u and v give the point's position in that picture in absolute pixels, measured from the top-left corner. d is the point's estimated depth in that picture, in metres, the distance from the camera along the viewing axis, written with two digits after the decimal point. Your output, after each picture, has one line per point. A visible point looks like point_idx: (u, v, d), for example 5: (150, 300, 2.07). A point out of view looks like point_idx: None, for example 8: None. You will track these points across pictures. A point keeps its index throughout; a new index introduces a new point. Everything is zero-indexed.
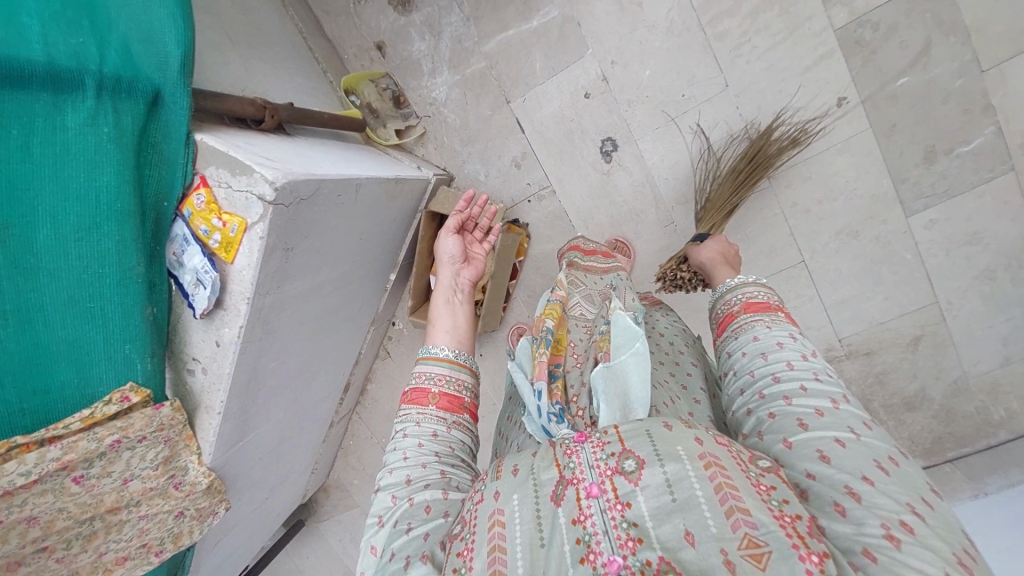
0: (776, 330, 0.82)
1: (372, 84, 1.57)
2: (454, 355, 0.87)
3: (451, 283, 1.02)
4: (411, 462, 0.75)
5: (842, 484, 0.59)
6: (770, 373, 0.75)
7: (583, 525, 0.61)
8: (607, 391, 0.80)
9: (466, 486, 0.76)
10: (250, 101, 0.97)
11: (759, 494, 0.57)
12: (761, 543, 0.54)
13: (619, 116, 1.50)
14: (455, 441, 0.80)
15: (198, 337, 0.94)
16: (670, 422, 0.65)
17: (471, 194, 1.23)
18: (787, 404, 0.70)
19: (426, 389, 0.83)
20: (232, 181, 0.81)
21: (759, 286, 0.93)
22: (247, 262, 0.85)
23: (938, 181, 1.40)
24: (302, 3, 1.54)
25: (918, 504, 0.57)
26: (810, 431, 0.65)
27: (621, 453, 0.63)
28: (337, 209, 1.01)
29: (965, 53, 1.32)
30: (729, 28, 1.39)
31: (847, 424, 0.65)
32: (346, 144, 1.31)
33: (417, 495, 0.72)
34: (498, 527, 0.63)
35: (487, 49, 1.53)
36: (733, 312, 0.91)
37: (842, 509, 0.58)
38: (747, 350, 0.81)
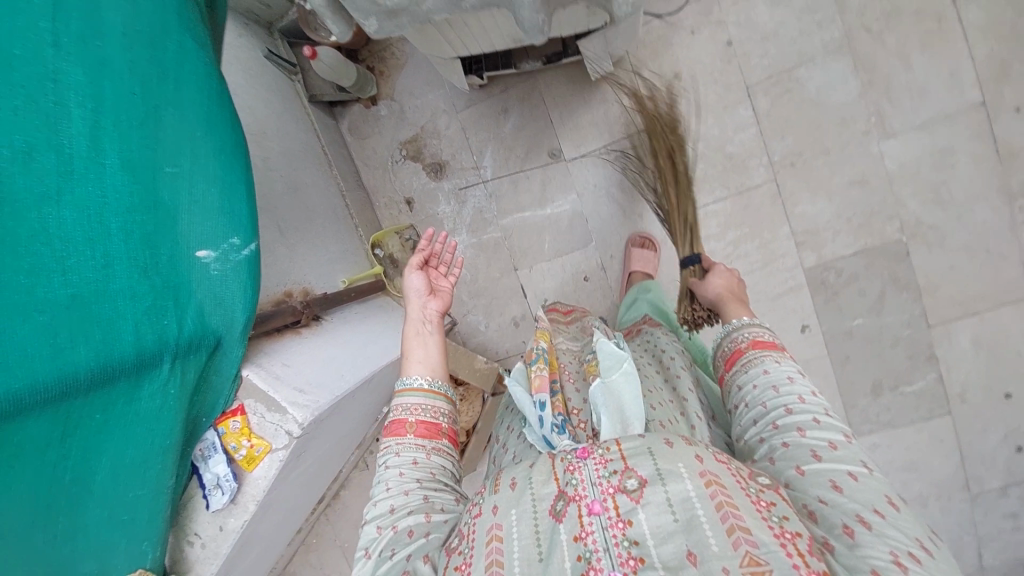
0: (785, 366, 0.85)
1: (397, 235, 1.70)
2: (430, 383, 0.90)
3: (420, 311, 1.02)
4: (394, 491, 0.79)
5: (855, 513, 0.64)
6: (783, 405, 0.79)
7: (584, 542, 0.62)
8: (606, 405, 0.82)
9: (449, 507, 0.80)
10: (290, 310, 1.13)
11: (761, 512, 0.62)
12: (761, 561, 0.56)
13: (612, 302, 1.66)
14: (436, 467, 0.84)
15: (204, 518, 1.03)
16: (670, 439, 0.69)
17: (429, 231, 1.06)
18: (801, 435, 0.74)
19: (403, 419, 0.87)
20: (266, 413, 0.95)
21: (766, 327, 0.94)
22: (264, 474, 0.97)
23: (883, 411, 1.56)
24: (345, 157, 1.72)
25: (923, 541, 0.63)
26: (823, 462, 0.70)
27: (624, 471, 0.66)
28: (351, 407, 1.14)
29: (915, 307, 1.51)
30: (715, 249, 1.58)
31: (859, 459, 0.71)
32: (368, 311, 1.45)
33: (401, 522, 0.76)
34: (495, 542, 0.66)
35: (504, 223, 1.71)
36: (742, 348, 0.92)
37: (851, 532, 0.63)
38: (758, 382, 0.84)
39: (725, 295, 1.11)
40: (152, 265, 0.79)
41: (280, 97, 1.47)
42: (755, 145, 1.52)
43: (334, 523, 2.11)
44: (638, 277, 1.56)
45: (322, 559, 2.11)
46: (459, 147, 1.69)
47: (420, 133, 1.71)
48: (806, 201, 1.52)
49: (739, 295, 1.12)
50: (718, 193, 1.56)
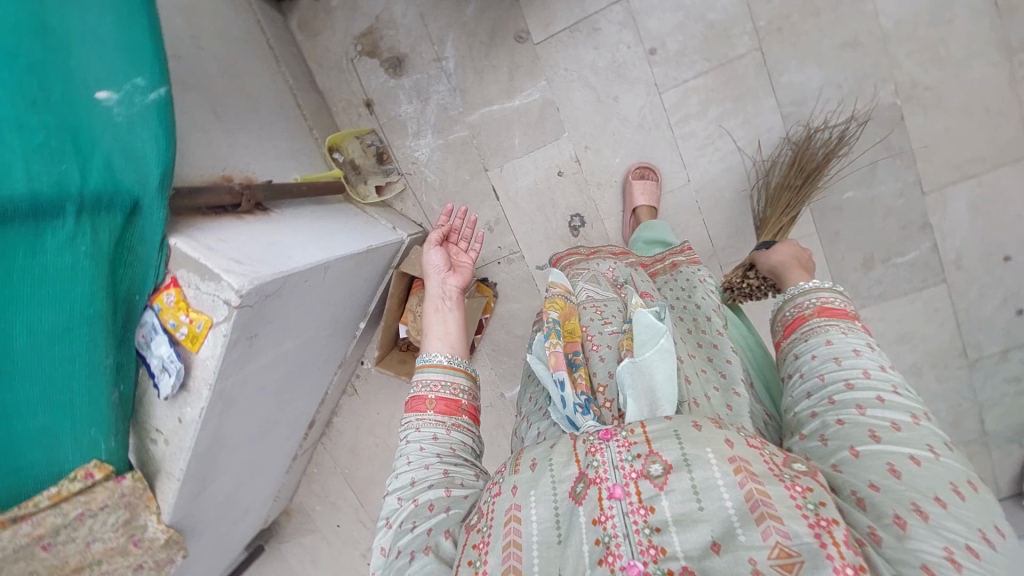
0: (851, 336, 0.83)
1: (357, 140, 1.62)
2: (449, 360, 0.99)
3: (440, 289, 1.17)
4: (414, 465, 0.88)
5: (910, 501, 0.62)
6: (843, 380, 0.77)
7: (603, 526, 0.65)
8: (632, 387, 0.84)
9: (468, 482, 0.88)
10: (227, 189, 1.04)
11: (794, 500, 0.61)
12: (792, 553, 0.57)
13: (588, 196, 1.62)
14: (456, 442, 0.92)
15: (162, 411, 0.99)
16: (700, 423, 0.69)
17: (446, 214, 1.27)
18: (860, 413, 0.72)
19: (423, 397, 0.96)
20: (201, 284, 0.88)
21: (836, 292, 0.91)
22: (211, 353, 0.92)
23: (874, 287, 1.55)
24: (294, 53, 1.57)
25: (990, 532, 0.60)
26: (881, 444, 0.68)
27: (649, 456, 0.67)
28: (304, 292, 1.09)
29: (908, 176, 1.47)
30: (694, 130, 1.52)
31: (927, 442, 0.67)
32: (327, 211, 1.37)
33: (422, 495, 0.84)
34: (514, 523, 0.70)
35: (471, 119, 1.60)
36: (805, 314, 0.91)
37: (902, 522, 0.61)
38: (818, 353, 0.83)
39: (793, 265, 1.12)
40: (40, 98, 0.73)
41: None
42: (737, 11, 1.44)
43: (333, 451, 2.03)
44: (644, 211, 1.53)
45: (325, 488, 2.06)
46: (418, 38, 1.56)
47: (375, 24, 1.57)
48: (792, 69, 1.45)
49: (808, 270, 1.12)
50: (698, 68, 1.48)
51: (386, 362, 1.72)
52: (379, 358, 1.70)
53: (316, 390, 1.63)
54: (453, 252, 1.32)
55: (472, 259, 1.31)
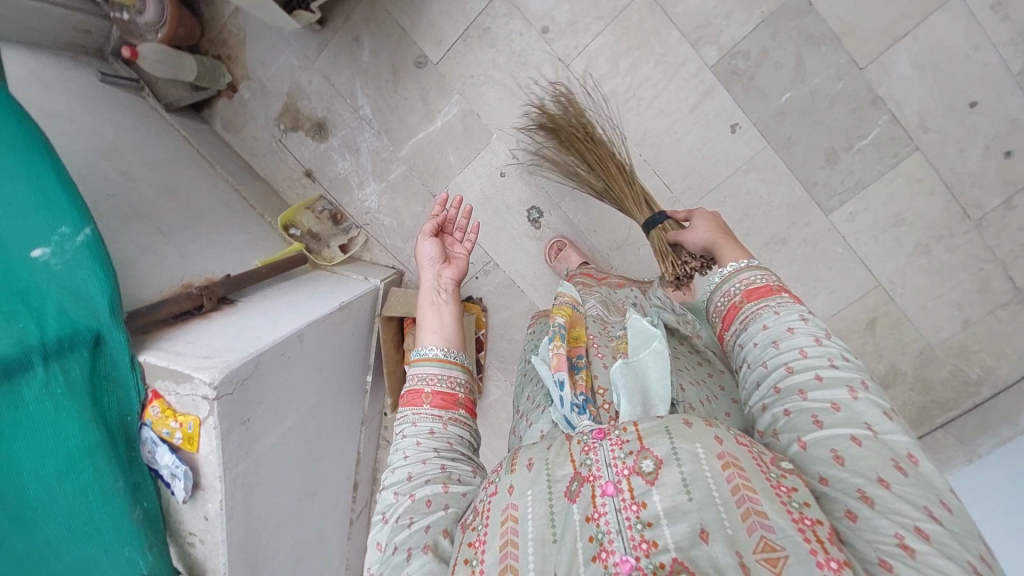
0: (783, 316, 0.84)
1: (309, 211, 1.66)
2: (444, 353, 0.95)
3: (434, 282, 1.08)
4: (412, 460, 0.85)
5: (856, 489, 0.63)
6: (782, 364, 0.78)
7: (596, 522, 0.66)
8: (626, 386, 0.86)
9: (466, 478, 0.86)
10: (186, 294, 1.09)
11: (779, 497, 0.62)
12: (777, 548, 0.58)
13: (537, 186, 1.63)
14: (454, 436, 0.89)
15: (189, 514, 1.04)
16: (689, 421, 0.70)
17: (440, 201, 1.15)
18: (802, 398, 0.73)
19: (420, 390, 0.92)
20: (178, 388, 0.93)
21: (754, 270, 0.93)
22: (210, 449, 0.97)
23: (847, 177, 1.51)
24: (227, 153, 1.65)
25: (936, 508, 0.62)
26: (824, 429, 0.69)
27: (639, 452, 0.68)
28: (284, 366, 1.13)
29: (840, 58, 1.43)
30: (614, 88, 1.52)
31: (864, 420, 0.69)
32: (295, 284, 1.43)
33: (418, 491, 0.81)
34: (511, 522, 0.69)
35: (403, 154, 1.64)
36: (736, 303, 0.92)
37: (854, 515, 0.62)
38: (758, 340, 0.84)
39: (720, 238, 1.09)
40: None
41: (129, 114, 1.41)
42: None
43: None
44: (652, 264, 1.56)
45: None
46: (330, 97, 1.62)
47: (289, 100, 1.64)
48: None
49: (732, 236, 1.08)
50: (594, 29, 1.48)
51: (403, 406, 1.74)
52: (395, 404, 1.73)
53: (345, 452, 1.67)
54: (449, 242, 1.21)
55: (469, 249, 1.20)
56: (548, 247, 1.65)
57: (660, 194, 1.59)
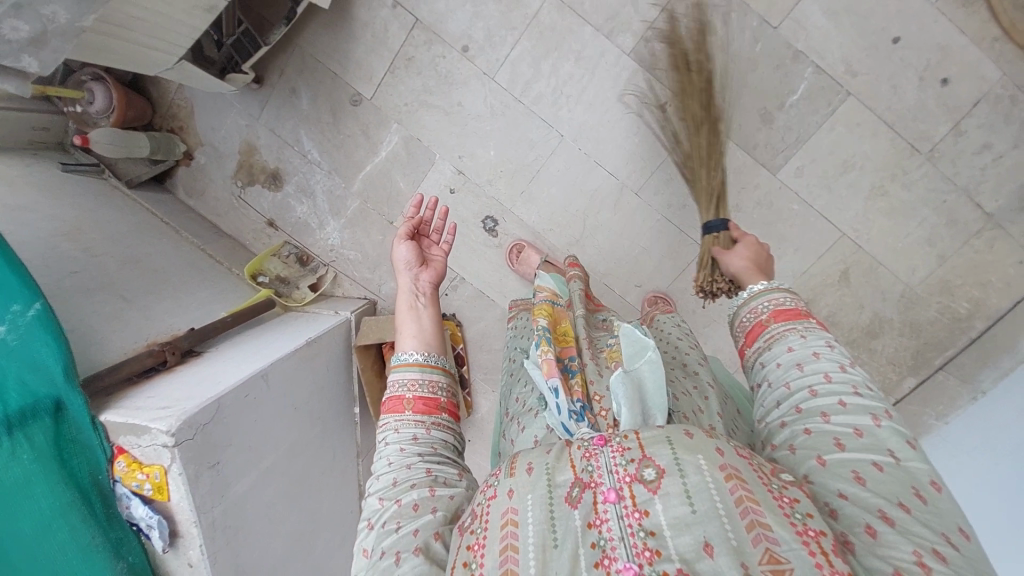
0: (811, 340, 0.86)
1: (276, 257, 1.74)
2: (425, 358, 0.94)
3: (411, 284, 1.04)
4: (396, 465, 0.83)
5: (877, 509, 0.64)
6: (807, 386, 0.79)
7: (598, 529, 0.64)
8: (628, 396, 0.82)
9: (453, 481, 0.84)
10: (147, 352, 1.14)
11: (783, 509, 0.61)
12: (783, 560, 0.57)
13: (487, 196, 1.67)
14: (438, 440, 0.88)
15: (175, 564, 1.05)
16: (691, 430, 0.68)
17: (416, 202, 1.09)
18: (825, 421, 0.74)
19: (400, 397, 0.90)
20: (139, 440, 0.96)
21: (784, 291, 0.96)
22: (180, 496, 0.99)
23: (786, 134, 1.51)
24: (193, 217, 1.74)
25: (953, 535, 0.62)
26: (846, 452, 0.70)
27: (642, 461, 0.66)
28: (250, 405, 1.17)
29: (752, 21, 1.46)
30: (541, 90, 1.57)
31: (886, 446, 0.70)
32: (264, 328, 1.48)
33: (405, 496, 0.79)
34: (510, 526, 0.66)
35: (356, 188, 1.70)
36: (763, 321, 0.94)
37: (872, 531, 0.62)
38: (782, 360, 0.85)
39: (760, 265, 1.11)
40: None
41: (93, 196, 1.51)
42: None
43: None
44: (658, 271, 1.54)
45: None
46: (279, 148, 1.70)
47: (242, 157, 1.73)
48: None
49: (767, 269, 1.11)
50: (511, 39, 1.54)
51: None
52: None
53: (344, 488, 1.68)
54: (425, 242, 1.14)
55: (447, 249, 1.15)
56: (507, 251, 1.69)
57: (607, 183, 1.61)
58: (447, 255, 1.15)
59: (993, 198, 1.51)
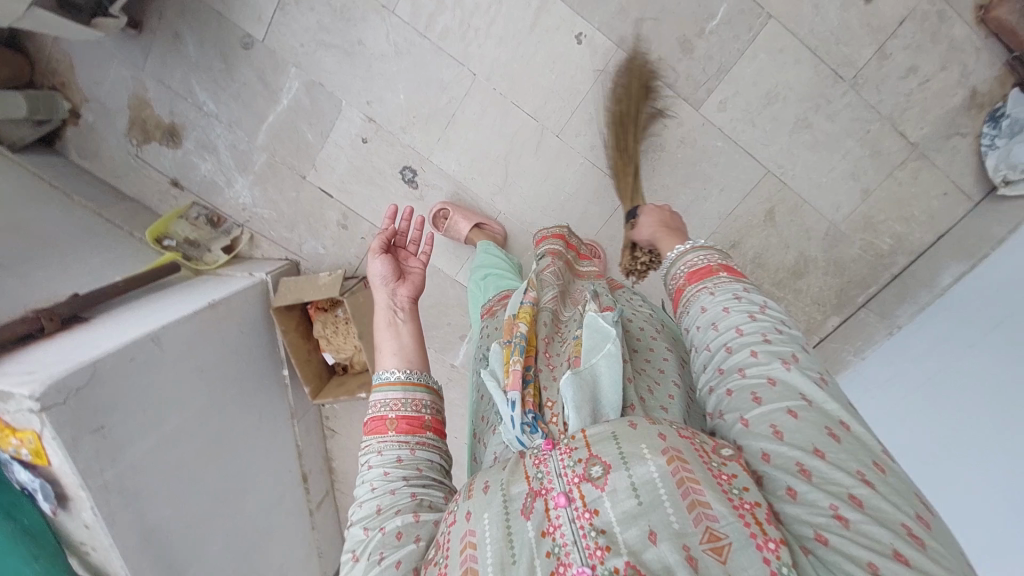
0: (721, 296, 0.83)
1: (184, 219, 1.65)
2: (406, 376, 0.83)
3: (389, 299, 0.95)
4: (378, 491, 0.74)
5: (795, 463, 0.61)
6: (724, 345, 0.77)
7: (551, 536, 0.60)
8: (576, 398, 0.74)
9: (439, 504, 0.75)
10: (20, 319, 1.09)
11: (720, 485, 0.60)
12: (721, 536, 0.56)
13: (402, 145, 1.58)
14: (424, 461, 0.78)
15: (73, 525, 1.08)
16: (635, 421, 0.66)
17: (386, 213, 1.03)
18: (741, 376, 0.71)
19: (383, 417, 0.80)
20: (7, 406, 0.94)
21: (699, 251, 0.93)
22: (60, 460, 0.99)
23: (707, 65, 1.44)
24: (89, 179, 1.63)
25: (869, 471, 0.60)
26: (763, 406, 0.67)
27: (588, 459, 0.64)
28: (140, 370, 1.14)
29: None
30: (447, 24, 1.46)
31: (800, 392, 0.67)
32: (167, 292, 1.43)
33: (389, 523, 0.71)
34: (470, 549, 0.62)
35: (261, 141, 1.60)
36: (681, 284, 0.92)
37: (793, 492, 0.60)
38: (700, 323, 0.83)
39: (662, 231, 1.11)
40: None
41: None
42: None
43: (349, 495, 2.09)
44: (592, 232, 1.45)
45: None
46: (173, 100, 1.58)
47: (135, 112, 1.60)
48: None
49: (675, 230, 1.10)
50: None
51: (324, 392, 1.73)
52: (315, 392, 1.71)
53: (275, 450, 1.68)
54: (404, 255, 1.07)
55: (424, 262, 1.09)
56: (432, 216, 1.57)
57: (526, 126, 1.53)
58: (426, 267, 1.08)
59: (917, 128, 1.47)
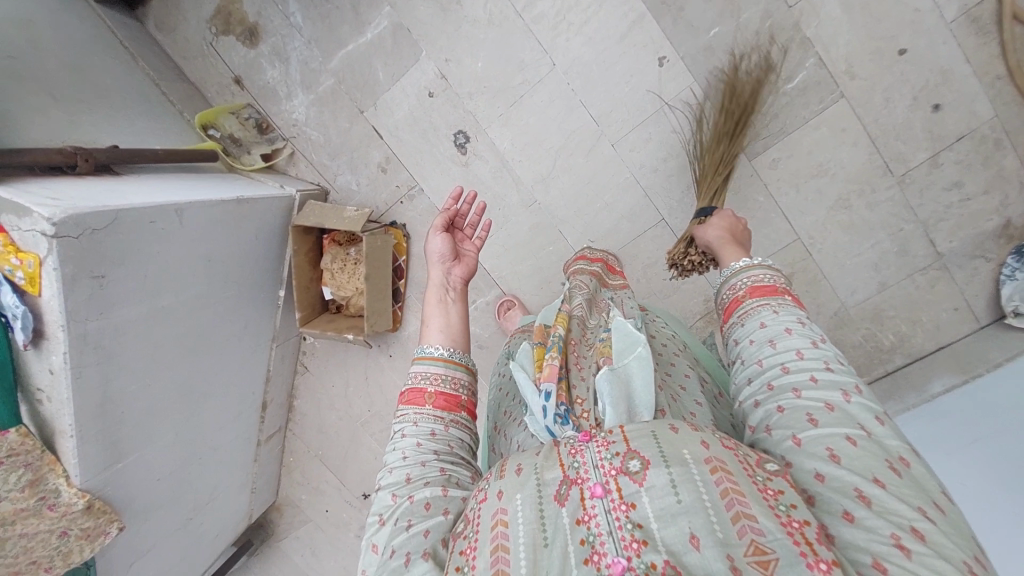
0: (784, 317, 0.86)
1: (234, 116, 1.65)
2: (449, 354, 0.91)
3: (443, 279, 1.03)
4: (410, 460, 0.80)
5: (853, 488, 0.62)
6: (780, 364, 0.79)
7: (586, 525, 0.63)
8: (612, 393, 0.81)
9: (466, 483, 0.81)
10: (56, 150, 1.07)
11: (767, 500, 0.61)
12: (767, 550, 0.57)
13: (465, 110, 1.61)
14: (454, 439, 0.85)
15: (36, 368, 1.03)
16: (675, 424, 0.69)
17: (455, 196, 1.09)
18: (796, 396, 0.74)
19: (422, 389, 0.88)
20: (20, 223, 0.91)
21: (766, 269, 0.95)
22: (51, 294, 0.95)
23: (772, 122, 1.50)
24: (155, 51, 1.64)
25: (929, 508, 0.61)
26: (819, 428, 0.69)
27: (626, 453, 0.66)
28: (156, 235, 1.12)
29: None
30: (544, 10, 1.50)
31: (858, 421, 0.69)
32: (197, 176, 1.42)
33: (417, 492, 0.76)
34: (501, 526, 0.65)
35: (332, 66, 1.62)
36: (739, 297, 0.95)
37: (850, 515, 0.61)
38: (755, 338, 0.86)
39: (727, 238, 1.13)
40: None
41: None
42: None
43: (301, 437, 2.04)
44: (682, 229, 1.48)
45: (305, 476, 2.06)
46: (262, 2, 1.60)
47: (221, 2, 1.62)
48: None
49: (740, 242, 1.13)
50: None
51: (313, 323, 1.71)
52: (304, 320, 1.69)
53: (248, 365, 1.65)
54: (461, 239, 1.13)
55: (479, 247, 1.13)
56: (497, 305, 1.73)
57: (588, 127, 1.57)
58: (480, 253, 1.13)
59: (947, 239, 1.53)
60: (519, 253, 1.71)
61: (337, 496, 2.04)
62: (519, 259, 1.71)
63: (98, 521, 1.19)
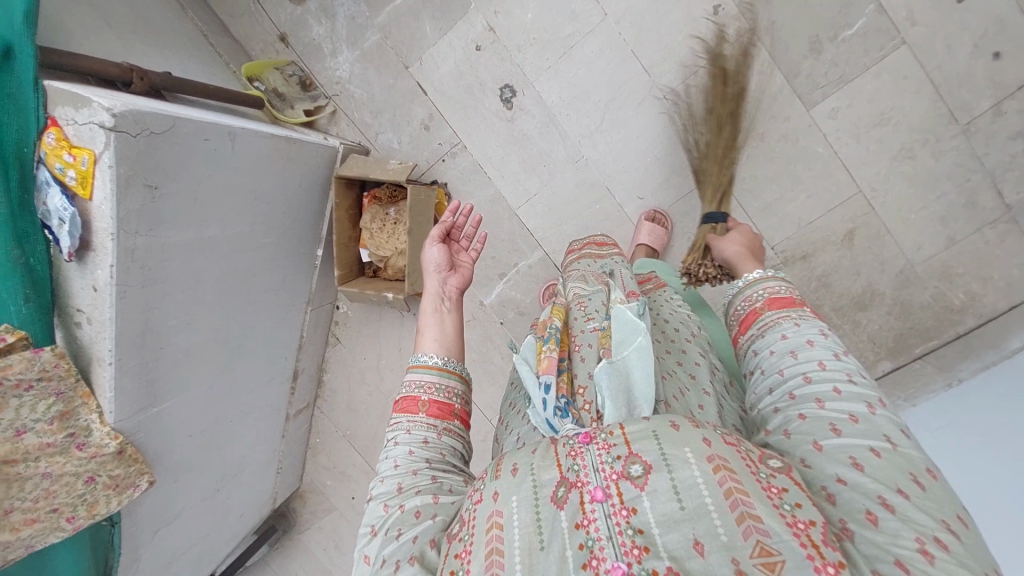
0: (806, 328, 0.76)
1: (278, 72, 1.64)
2: (443, 362, 0.83)
3: (438, 288, 0.94)
4: (401, 469, 0.73)
5: (877, 495, 0.56)
6: (801, 373, 0.70)
7: (586, 530, 0.56)
8: (612, 386, 0.72)
9: (459, 489, 0.73)
10: (114, 63, 1.03)
11: (771, 499, 0.54)
12: (774, 552, 0.50)
13: (512, 63, 1.58)
14: (446, 448, 0.77)
15: (78, 285, 0.96)
16: (677, 421, 0.60)
17: (453, 203, 1.01)
18: (819, 407, 0.65)
19: (415, 397, 0.80)
20: (77, 116, 0.86)
21: (783, 280, 0.85)
22: (104, 196, 0.88)
23: (831, 69, 1.46)
24: (204, 8, 1.63)
25: (954, 521, 0.55)
26: (844, 438, 0.61)
27: (628, 457, 0.58)
28: (209, 155, 1.08)
29: None
30: None
31: (883, 432, 0.61)
32: (244, 117, 1.38)
33: (408, 501, 0.69)
34: (496, 530, 0.58)
35: (380, 21, 1.61)
36: (757, 308, 0.83)
37: (874, 518, 0.55)
38: (775, 348, 0.75)
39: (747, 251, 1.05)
40: None
41: None
42: None
43: (327, 415, 1.94)
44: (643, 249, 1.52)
45: (331, 459, 1.94)
46: None
47: None
48: None
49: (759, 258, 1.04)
50: None
51: (351, 283, 1.65)
52: (343, 279, 1.62)
53: (282, 326, 1.57)
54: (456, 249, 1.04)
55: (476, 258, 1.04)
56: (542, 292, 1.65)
57: (637, 78, 1.54)
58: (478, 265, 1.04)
59: (1017, 189, 1.46)
60: (564, 212, 1.65)
61: (363, 481, 1.91)
62: (565, 218, 1.65)
63: (128, 471, 1.09)
